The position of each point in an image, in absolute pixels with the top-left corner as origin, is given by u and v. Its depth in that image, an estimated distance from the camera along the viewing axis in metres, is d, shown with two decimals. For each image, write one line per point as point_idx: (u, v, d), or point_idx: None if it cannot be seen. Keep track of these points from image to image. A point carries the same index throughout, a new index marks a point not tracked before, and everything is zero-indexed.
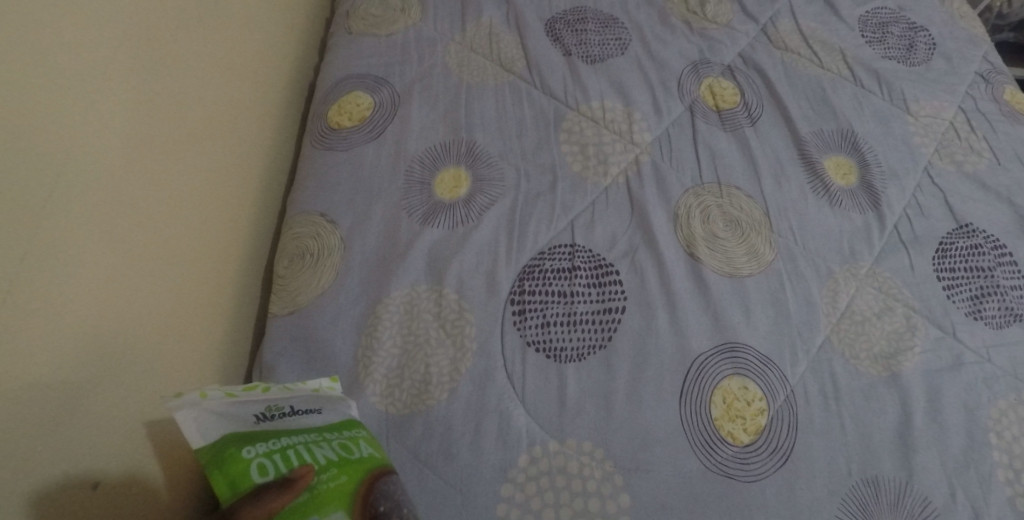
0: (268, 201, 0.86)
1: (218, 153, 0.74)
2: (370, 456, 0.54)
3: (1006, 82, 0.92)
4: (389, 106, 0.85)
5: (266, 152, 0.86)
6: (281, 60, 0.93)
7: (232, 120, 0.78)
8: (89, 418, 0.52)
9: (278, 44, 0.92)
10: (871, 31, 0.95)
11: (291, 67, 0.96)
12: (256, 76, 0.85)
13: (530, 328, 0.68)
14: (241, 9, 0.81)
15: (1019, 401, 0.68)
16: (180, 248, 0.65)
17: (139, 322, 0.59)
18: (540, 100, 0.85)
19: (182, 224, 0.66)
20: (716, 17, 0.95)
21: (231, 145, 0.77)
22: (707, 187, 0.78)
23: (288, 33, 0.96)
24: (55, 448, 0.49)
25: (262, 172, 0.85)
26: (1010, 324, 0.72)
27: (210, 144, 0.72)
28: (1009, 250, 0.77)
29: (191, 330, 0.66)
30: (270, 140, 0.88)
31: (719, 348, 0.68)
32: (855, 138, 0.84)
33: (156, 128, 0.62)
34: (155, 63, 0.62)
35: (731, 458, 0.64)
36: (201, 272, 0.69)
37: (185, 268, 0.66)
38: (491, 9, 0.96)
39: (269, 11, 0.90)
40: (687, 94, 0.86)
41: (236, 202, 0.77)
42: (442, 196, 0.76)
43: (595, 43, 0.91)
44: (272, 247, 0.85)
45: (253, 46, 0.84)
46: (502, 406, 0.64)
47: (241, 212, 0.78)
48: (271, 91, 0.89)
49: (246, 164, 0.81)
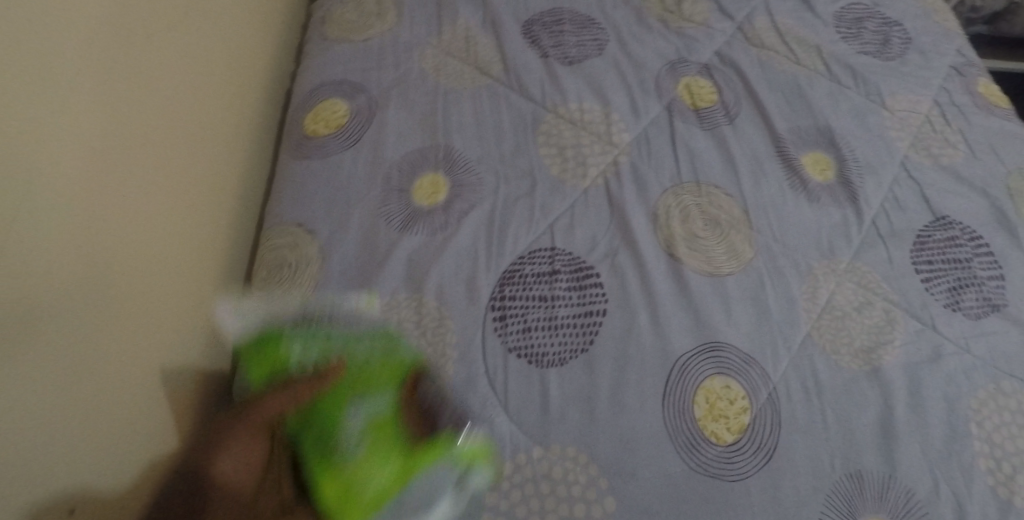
0: (247, 210, 0.86)
1: (203, 153, 0.75)
2: (412, 358, 0.65)
3: (979, 74, 0.93)
4: (366, 112, 0.84)
5: (246, 159, 0.87)
6: (255, 67, 0.92)
7: (210, 128, 0.77)
8: (71, 412, 0.52)
9: (252, 50, 0.91)
10: (846, 27, 0.95)
11: (266, 74, 0.95)
12: (232, 83, 0.84)
13: (512, 333, 0.68)
14: (228, 17, 0.84)
15: (998, 391, 0.69)
16: (163, 257, 0.65)
17: (127, 316, 0.59)
18: (517, 103, 0.85)
19: (161, 236, 0.65)
20: (693, 16, 0.95)
21: (210, 153, 0.77)
22: (686, 186, 0.78)
23: (263, 39, 0.95)
24: (38, 438, 0.49)
25: (243, 178, 0.86)
26: (988, 314, 0.73)
27: (189, 153, 0.72)
28: (985, 241, 0.78)
29: (174, 328, 0.67)
30: (247, 148, 0.87)
31: (701, 348, 0.68)
32: (832, 134, 0.85)
33: (136, 138, 0.62)
34: (135, 74, 0.62)
35: (715, 457, 0.64)
36: (183, 282, 0.69)
37: (166, 279, 0.66)
38: (467, 11, 0.95)
39: (251, 22, 0.91)
40: (665, 93, 0.87)
41: (215, 210, 0.77)
42: (421, 203, 0.76)
43: (572, 45, 0.91)
44: (251, 258, 0.85)
45: (229, 52, 0.83)
46: (484, 413, 0.65)
47: (218, 220, 0.78)
48: (246, 98, 0.88)
49: (224, 171, 0.80)
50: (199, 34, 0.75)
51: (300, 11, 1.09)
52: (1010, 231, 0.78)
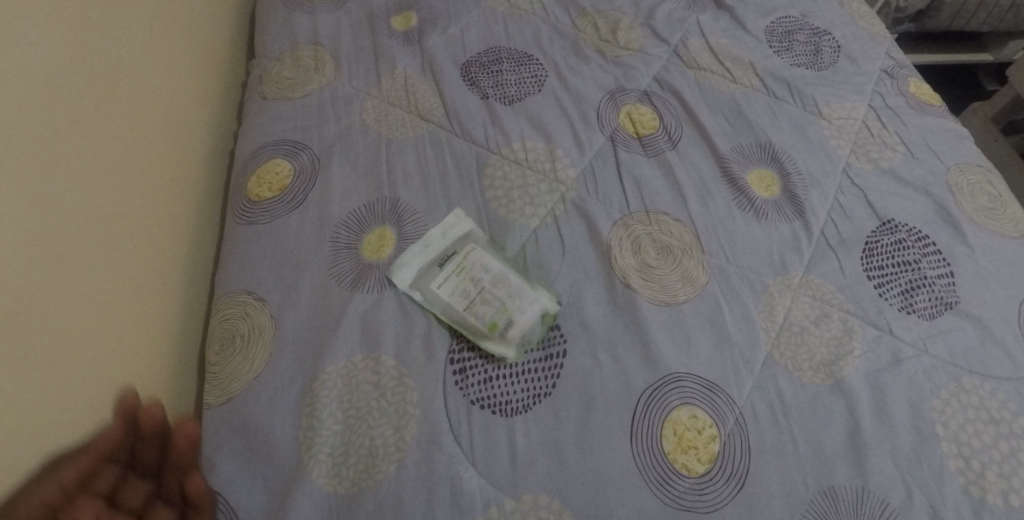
0: (201, 264, 0.88)
1: (162, 195, 0.82)
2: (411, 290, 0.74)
3: (909, 75, 0.95)
4: (309, 171, 0.84)
5: (205, 211, 0.91)
6: (198, 130, 0.93)
7: (153, 193, 0.80)
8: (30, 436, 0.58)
9: (192, 112, 0.92)
10: (778, 41, 0.97)
11: (208, 135, 0.96)
12: (173, 147, 0.86)
13: (473, 386, 0.69)
14: (185, 82, 0.92)
15: (960, 389, 0.69)
16: (120, 284, 0.71)
17: (84, 348, 0.65)
18: (461, 148, 0.85)
19: (109, 300, 0.69)
20: (628, 44, 0.96)
21: (155, 218, 0.79)
22: (635, 215, 0.79)
23: (201, 102, 0.95)
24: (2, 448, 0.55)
25: (204, 230, 0.90)
26: (941, 313, 0.74)
27: (129, 222, 0.74)
28: (932, 240, 0.79)
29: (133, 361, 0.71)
30: (195, 210, 0.88)
31: (663, 380, 0.68)
32: (774, 149, 0.86)
33: (64, 218, 0.65)
34: (58, 157, 0.65)
35: (688, 490, 0.64)
36: (140, 314, 0.74)
37: (112, 348, 0.68)
38: (404, 57, 0.95)
39: (204, 88, 0.96)
40: (607, 124, 0.87)
41: (164, 273, 0.79)
42: (371, 257, 0.76)
43: (512, 83, 0.91)
44: (204, 324, 0.86)
45: (167, 118, 0.86)
46: (452, 470, 0.64)
47: (168, 281, 0.80)
48: (190, 159, 0.90)
49: (171, 234, 0.82)
50: (132, 106, 0.78)
51: (238, 68, 1.08)
52: (955, 227, 0.80)
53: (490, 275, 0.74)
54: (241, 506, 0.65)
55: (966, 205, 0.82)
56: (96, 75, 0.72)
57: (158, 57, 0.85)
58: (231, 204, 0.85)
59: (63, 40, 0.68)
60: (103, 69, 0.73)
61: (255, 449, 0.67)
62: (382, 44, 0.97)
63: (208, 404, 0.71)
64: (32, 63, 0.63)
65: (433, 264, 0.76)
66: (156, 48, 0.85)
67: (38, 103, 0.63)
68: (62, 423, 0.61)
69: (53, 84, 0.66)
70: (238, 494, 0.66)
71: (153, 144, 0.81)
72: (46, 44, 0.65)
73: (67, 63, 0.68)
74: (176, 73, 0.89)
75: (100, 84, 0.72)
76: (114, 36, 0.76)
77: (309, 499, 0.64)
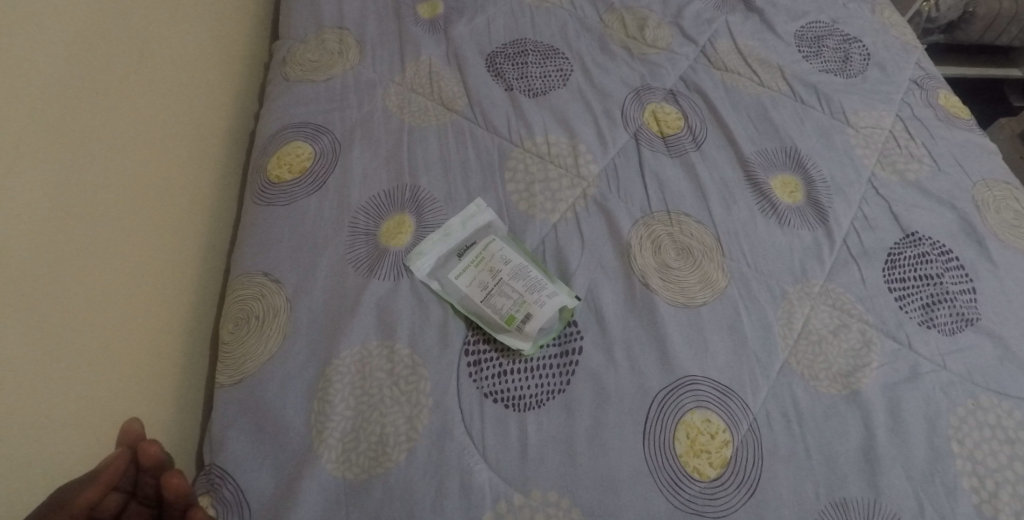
0: (224, 232, 0.89)
1: (187, 167, 0.84)
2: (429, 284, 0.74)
3: (939, 87, 0.94)
4: (329, 155, 0.83)
5: (229, 181, 0.93)
6: (216, 125, 0.92)
7: (165, 188, 0.78)
8: (56, 398, 0.61)
9: (210, 105, 0.91)
10: (807, 46, 0.96)
11: (226, 129, 0.94)
12: (190, 142, 0.85)
13: (486, 379, 0.68)
14: (213, 53, 0.93)
15: (977, 407, 0.68)
16: (145, 252, 0.74)
17: (107, 313, 0.67)
18: (483, 139, 0.85)
19: (135, 268, 0.72)
20: (656, 41, 0.95)
21: (164, 215, 0.78)
22: (656, 215, 0.78)
23: (221, 94, 0.94)
24: (30, 411, 0.58)
25: (228, 198, 0.92)
26: (962, 329, 0.73)
27: (137, 218, 0.73)
28: (955, 255, 0.78)
29: (154, 327, 0.74)
30: (209, 206, 0.87)
31: (678, 382, 0.68)
32: (798, 154, 0.85)
33: (64, 211, 0.63)
34: (60, 151, 0.64)
35: (699, 494, 0.63)
36: (164, 280, 0.76)
37: (110, 345, 0.67)
38: (429, 46, 0.94)
39: (228, 61, 0.97)
40: (631, 121, 0.87)
41: (173, 271, 0.78)
42: (388, 243, 0.76)
43: (537, 76, 0.91)
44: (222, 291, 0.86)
45: (185, 114, 0.84)
46: (462, 462, 0.64)
47: (177, 278, 0.79)
48: (207, 154, 0.88)
49: (183, 230, 0.81)
50: (155, 88, 0.79)
51: (260, 47, 1.08)
52: (978, 243, 0.79)
53: (510, 267, 0.73)
54: (248, 487, 0.65)
55: (991, 221, 0.81)
56: (107, 69, 0.71)
57: (177, 52, 0.84)
58: (251, 184, 0.85)
59: (73, 34, 0.67)
60: (130, 49, 0.75)
61: (264, 430, 0.67)
62: (407, 30, 0.96)
63: (219, 384, 0.71)
64: (35, 55, 0.62)
65: (451, 254, 0.76)
66: (176, 43, 0.84)
67: (40, 96, 0.62)
68: (52, 420, 0.60)
69: (79, 56, 0.67)
70: (247, 475, 0.66)
71: (169, 134, 0.81)
72: (53, 37, 0.65)
73: (77, 56, 0.67)
74: (198, 60, 0.89)
75: (129, 58, 0.75)
76: (129, 29, 0.75)
77: (317, 483, 0.64)
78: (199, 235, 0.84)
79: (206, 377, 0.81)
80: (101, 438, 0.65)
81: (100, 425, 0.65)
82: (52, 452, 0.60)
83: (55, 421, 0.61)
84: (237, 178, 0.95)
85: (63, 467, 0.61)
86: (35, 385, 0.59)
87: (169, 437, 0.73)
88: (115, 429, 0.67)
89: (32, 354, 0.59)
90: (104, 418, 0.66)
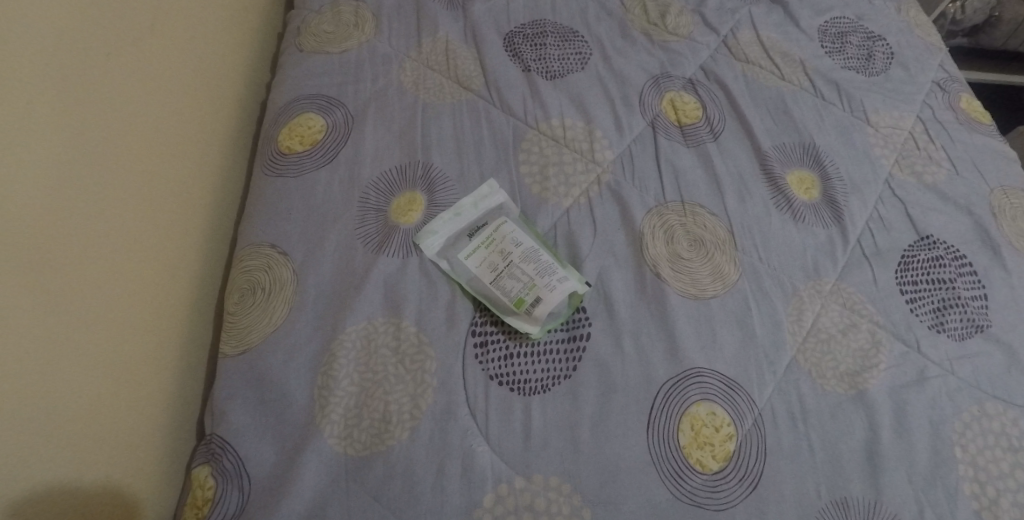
0: (230, 196, 0.89)
1: (198, 131, 0.83)
2: (444, 269, 0.73)
3: (961, 90, 0.93)
4: (342, 128, 0.82)
5: (237, 145, 0.92)
6: (226, 106, 0.90)
7: (173, 159, 0.77)
8: (66, 360, 0.61)
9: (218, 88, 0.88)
10: (831, 41, 0.94)
11: (237, 101, 0.93)
12: (195, 129, 0.82)
13: (492, 361, 0.68)
14: (227, 16, 0.92)
15: (982, 414, 0.68)
16: (154, 217, 0.73)
17: (112, 275, 0.67)
18: (498, 120, 0.83)
19: (143, 234, 0.71)
20: (677, 29, 0.94)
21: (171, 189, 0.77)
22: (670, 205, 0.77)
23: (230, 79, 0.91)
24: (41, 372, 0.58)
25: (236, 163, 0.91)
26: (972, 335, 0.72)
27: (145, 193, 0.72)
28: (970, 261, 0.77)
29: (160, 290, 0.74)
30: (215, 191, 0.85)
31: (685, 374, 0.67)
32: (817, 151, 0.84)
33: (69, 197, 0.62)
34: (71, 125, 0.63)
35: (701, 487, 0.63)
36: (171, 244, 0.76)
37: (112, 330, 0.66)
38: (447, 21, 0.93)
39: (241, 28, 0.96)
40: (649, 109, 0.85)
41: (178, 247, 0.77)
42: (398, 219, 0.75)
43: (555, 58, 0.89)
44: (227, 255, 0.86)
45: (193, 98, 0.82)
46: (465, 443, 0.64)
47: (183, 256, 0.78)
48: (213, 140, 0.86)
49: (186, 219, 0.79)
50: (168, 53, 0.78)
51: (275, 15, 1.07)
52: (993, 249, 0.78)
53: (520, 250, 0.72)
54: (249, 458, 0.65)
55: (1006, 228, 0.80)
56: (118, 48, 0.69)
57: (185, 37, 0.81)
58: (261, 154, 0.84)
59: (84, 14, 0.65)
60: (143, 14, 0.74)
61: (267, 403, 0.67)
62: (425, 4, 0.94)
63: (223, 353, 0.70)
64: (47, 14, 0.61)
65: (462, 234, 0.75)
66: (188, 24, 0.82)
67: (49, 78, 0.61)
68: (46, 420, 0.59)
69: (93, 19, 0.66)
70: (248, 447, 0.65)
71: (180, 100, 0.80)
72: (52, 17, 0.62)
73: (85, 37, 0.65)
74: (212, 23, 0.88)
75: (143, 23, 0.74)
76: (138, 11, 0.73)
77: (318, 457, 0.63)
78: (206, 200, 0.83)
79: (208, 341, 0.80)
80: (95, 435, 0.64)
81: (103, 396, 0.65)
82: (59, 411, 0.60)
83: (56, 415, 0.60)
84: (247, 145, 0.94)
85: (72, 427, 0.61)
86: (46, 350, 0.59)
87: (170, 400, 0.74)
88: (118, 390, 0.66)
89: (42, 318, 0.59)
90: (110, 378, 0.66)
